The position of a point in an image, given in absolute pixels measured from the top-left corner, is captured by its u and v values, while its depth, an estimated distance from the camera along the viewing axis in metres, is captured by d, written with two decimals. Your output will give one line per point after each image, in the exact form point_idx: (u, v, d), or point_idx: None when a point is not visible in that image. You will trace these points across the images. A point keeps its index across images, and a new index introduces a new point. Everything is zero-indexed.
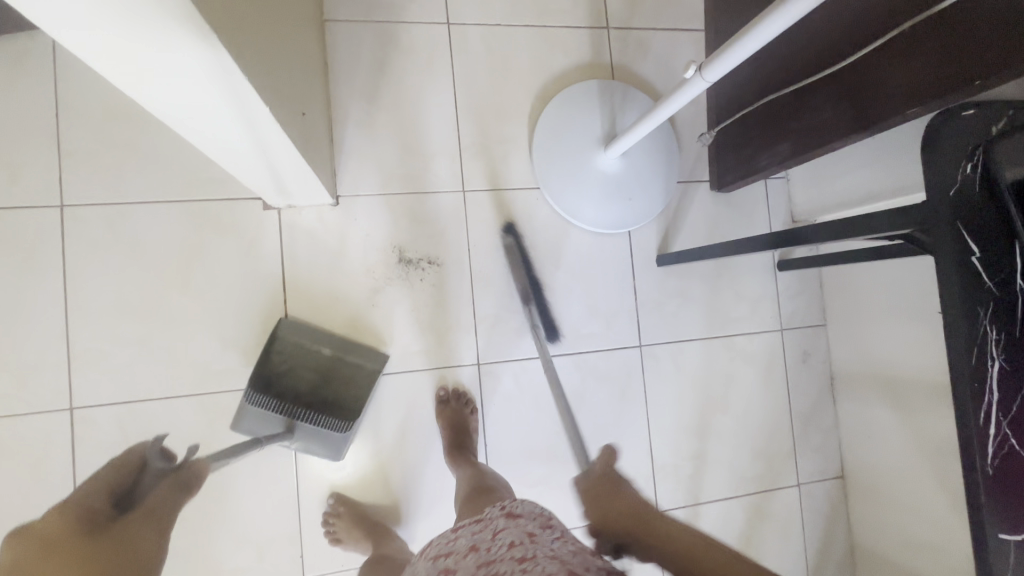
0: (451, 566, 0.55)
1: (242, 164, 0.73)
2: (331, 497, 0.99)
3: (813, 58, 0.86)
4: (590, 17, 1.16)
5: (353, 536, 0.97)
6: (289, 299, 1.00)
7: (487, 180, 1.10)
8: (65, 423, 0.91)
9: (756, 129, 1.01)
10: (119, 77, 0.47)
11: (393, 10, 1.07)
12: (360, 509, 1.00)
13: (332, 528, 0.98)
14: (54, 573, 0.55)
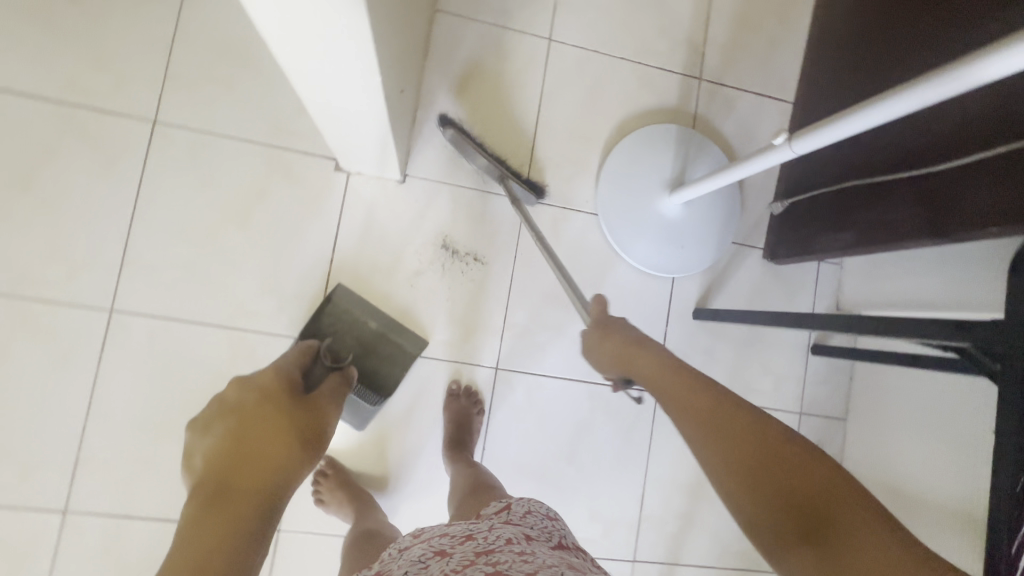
0: (446, 550, 0.56)
1: (350, 119, 0.78)
2: (324, 459, 1.01)
3: (899, 156, 0.85)
4: (685, 66, 1.18)
5: (336, 499, 0.98)
6: (335, 259, 1.03)
7: (549, 194, 1.12)
8: (100, 321, 0.94)
9: (823, 211, 1.01)
10: (258, 7, 0.50)
11: (502, 14, 1.11)
12: (348, 475, 1.00)
13: (318, 485, 0.99)
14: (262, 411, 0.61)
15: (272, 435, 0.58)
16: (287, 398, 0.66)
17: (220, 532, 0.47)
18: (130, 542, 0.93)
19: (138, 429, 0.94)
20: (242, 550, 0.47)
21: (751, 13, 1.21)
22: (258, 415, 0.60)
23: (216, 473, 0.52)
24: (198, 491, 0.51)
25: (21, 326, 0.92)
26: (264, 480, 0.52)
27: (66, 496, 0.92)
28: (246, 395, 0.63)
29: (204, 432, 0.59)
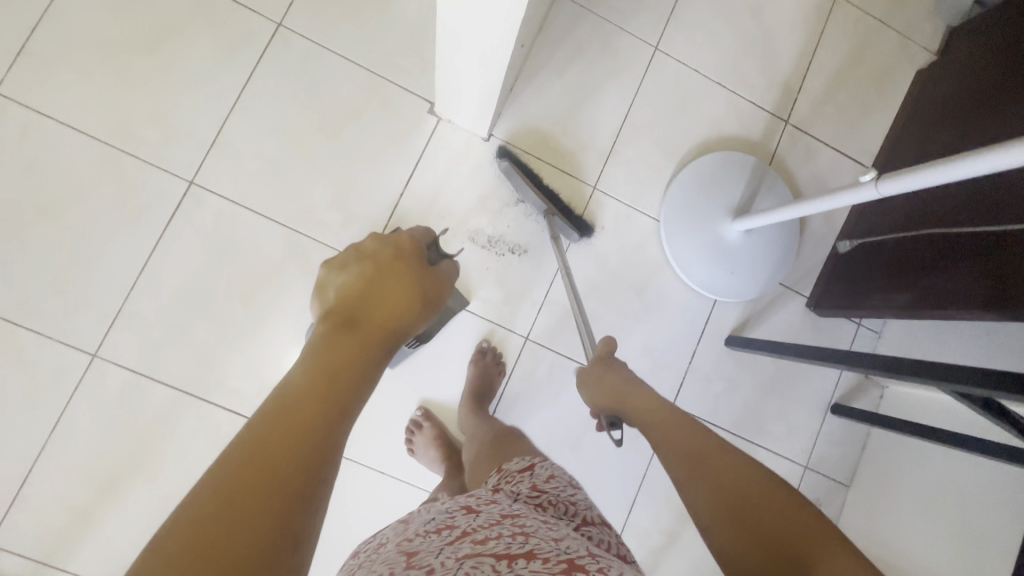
0: (473, 505, 0.59)
1: (476, 59, 0.83)
2: (420, 408, 1.06)
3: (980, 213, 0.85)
4: (775, 106, 1.22)
5: (428, 452, 1.03)
6: (405, 194, 1.06)
7: (618, 190, 1.15)
8: (177, 191, 0.98)
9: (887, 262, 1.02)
10: None
11: (618, 13, 1.15)
12: (446, 432, 1.05)
13: (412, 435, 1.05)
14: (390, 272, 0.60)
15: (396, 289, 0.58)
16: (414, 262, 0.63)
17: (345, 350, 0.47)
18: (145, 402, 0.96)
19: (183, 299, 0.98)
20: (363, 373, 0.47)
21: (850, 75, 1.25)
22: (388, 268, 0.60)
23: (348, 311, 0.53)
24: (329, 321, 0.52)
25: (105, 175, 0.97)
26: (383, 324, 0.53)
27: (100, 342, 0.95)
28: (382, 248, 0.63)
29: (340, 273, 0.60)
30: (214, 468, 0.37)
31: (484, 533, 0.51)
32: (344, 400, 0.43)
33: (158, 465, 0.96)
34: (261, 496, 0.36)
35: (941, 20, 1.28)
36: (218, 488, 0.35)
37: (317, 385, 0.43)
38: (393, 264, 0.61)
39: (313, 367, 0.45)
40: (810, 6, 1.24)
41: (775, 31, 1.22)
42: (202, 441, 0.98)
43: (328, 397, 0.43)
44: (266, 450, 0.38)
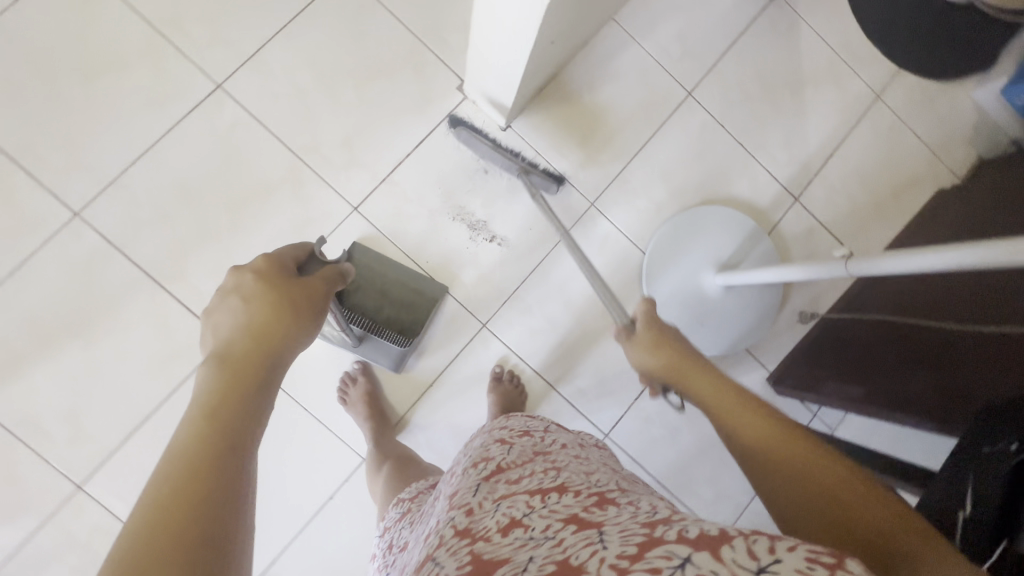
0: (510, 439, 0.61)
1: (512, 46, 0.87)
2: (358, 365, 1.07)
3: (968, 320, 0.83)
4: (790, 180, 1.23)
5: (357, 406, 1.03)
6: (412, 155, 1.09)
7: (616, 213, 1.17)
8: (204, 90, 1.03)
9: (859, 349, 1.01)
10: None
11: (663, 53, 1.19)
12: (380, 394, 1.06)
13: (346, 388, 1.05)
14: (252, 308, 0.50)
15: (263, 328, 0.49)
16: (283, 280, 0.53)
17: (238, 382, 0.46)
18: (108, 271, 0.99)
19: (176, 189, 1.01)
20: (261, 385, 0.47)
21: (870, 174, 1.26)
22: (252, 296, 0.51)
23: (234, 357, 0.47)
24: (215, 369, 0.46)
25: (145, 56, 1.02)
26: (269, 349, 0.49)
27: (87, 204, 0.99)
28: (264, 272, 0.53)
29: (213, 313, 0.50)
30: (154, 476, 0.40)
31: (519, 472, 0.53)
32: (254, 409, 0.45)
33: (100, 333, 0.98)
34: (200, 487, 0.39)
35: (972, 149, 1.30)
36: (165, 486, 0.39)
37: (219, 405, 0.44)
38: (257, 298, 0.51)
39: (215, 391, 0.44)
40: (850, 99, 1.26)
41: (809, 112, 1.25)
42: (148, 325, 1.00)
43: (236, 403, 0.44)
44: (192, 457, 0.41)
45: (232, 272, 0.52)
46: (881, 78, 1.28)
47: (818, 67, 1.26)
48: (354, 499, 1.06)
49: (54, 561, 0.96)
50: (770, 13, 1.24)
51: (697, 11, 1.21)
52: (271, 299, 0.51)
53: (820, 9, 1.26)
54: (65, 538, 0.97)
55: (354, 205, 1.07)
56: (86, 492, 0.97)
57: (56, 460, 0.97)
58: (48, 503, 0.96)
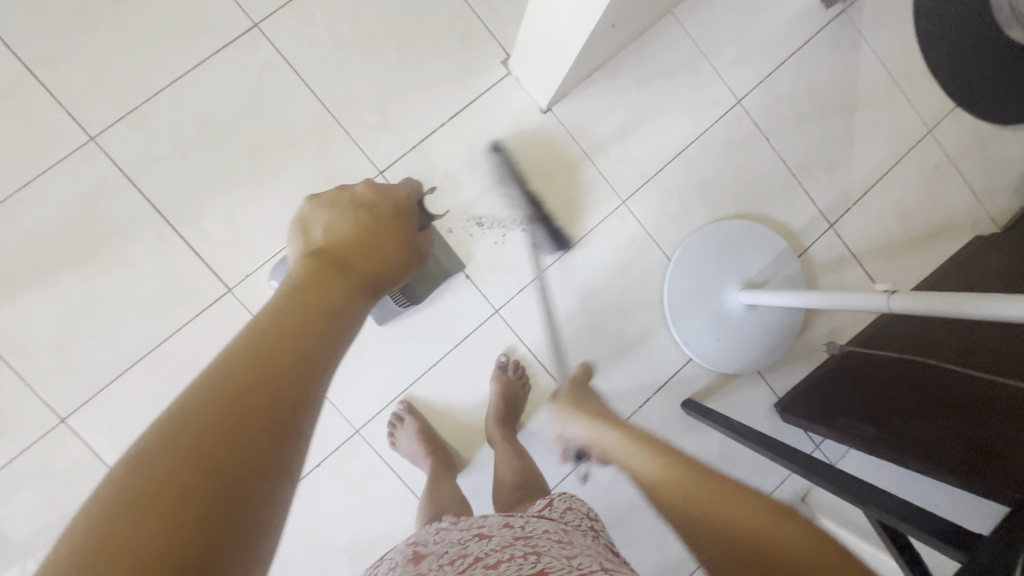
0: (486, 531, 0.62)
1: (566, 22, 0.82)
2: (403, 402, 1.03)
3: (983, 362, 0.79)
4: (827, 206, 1.19)
5: (411, 446, 0.99)
6: (445, 126, 1.04)
7: (646, 215, 1.12)
8: (239, 27, 0.98)
9: (872, 385, 0.97)
10: None
11: (718, 56, 1.14)
12: (430, 428, 1.02)
13: (395, 428, 1.02)
14: (377, 230, 0.53)
15: (379, 252, 0.52)
16: (408, 224, 0.56)
17: (332, 277, 0.45)
18: (118, 202, 0.95)
19: (198, 126, 0.97)
20: (354, 290, 0.46)
21: (909, 210, 1.22)
22: (379, 222, 0.54)
23: (334, 257, 0.48)
24: (319, 255, 0.48)
25: None
26: (372, 273, 0.50)
27: (104, 129, 0.94)
28: (381, 200, 0.56)
29: (328, 212, 0.54)
30: (241, 333, 0.38)
31: (497, 557, 0.53)
32: (345, 303, 0.44)
33: (103, 265, 0.95)
34: (275, 364, 0.37)
35: (1015, 200, 1.27)
36: (248, 345, 0.37)
37: (311, 291, 0.43)
38: (387, 225, 0.54)
39: (309, 279, 0.44)
40: (901, 130, 1.22)
41: (857, 138, 1.20)
42: (153, 263, 0.96)
43: (331, 294, 0.44)
44: (281, 325, 0.39)
45: (372, 185, 0.57)
46: (937, 113, 1.23)
47: (873, 92, 1.21)
48: (341, 473, 1.02)
49: (29, 490, 0.94)
50: (834, 29, 1.19)
51: (759, 17, 1.16)
52: (394, 231, 0.54)
53: (886, 31, 1.21)
54: (43, 469, 0.94)
55: (380, 169, 1.03)
56: (70, 425, 0.94)
57: (44, 388, 0.94)
58: (31, 430, 0.93)
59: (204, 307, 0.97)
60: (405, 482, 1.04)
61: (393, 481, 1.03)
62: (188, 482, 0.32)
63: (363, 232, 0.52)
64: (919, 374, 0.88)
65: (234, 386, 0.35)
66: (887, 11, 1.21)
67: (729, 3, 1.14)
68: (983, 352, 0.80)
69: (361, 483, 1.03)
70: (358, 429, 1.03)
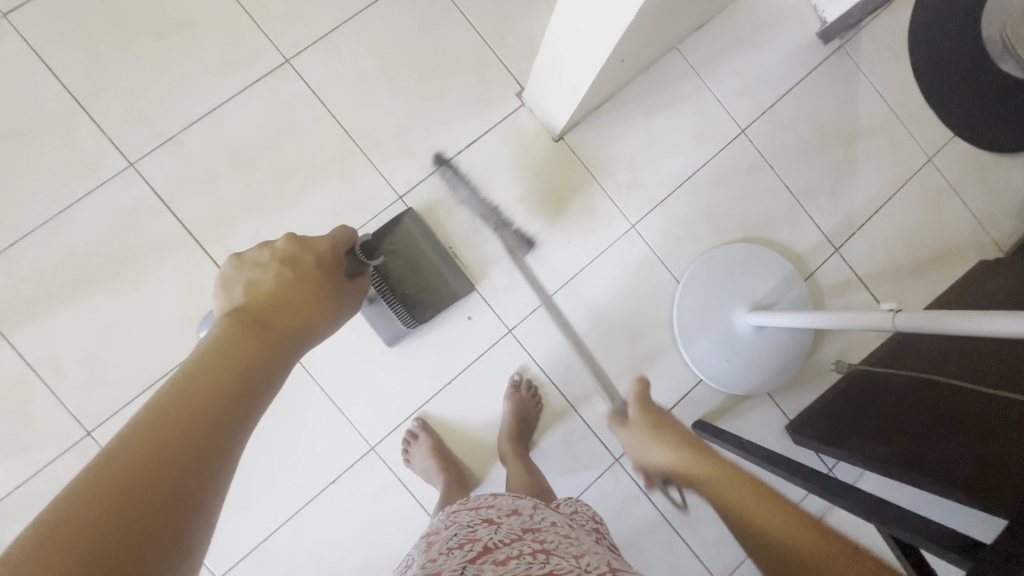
0: (496, 517, 0.64)
1: (579, 59, 0.88)
2: (418, 420, 1.05)
3: (992, 378, 0.80)
4: (832, 230, 1.22)
5: (425, 463, 1.01)
6: (461, 153, 1.10)
7: (654, 238, 1.16)
8: (271, 62, 1.05)
9: (881, 404, 0.98)
10: None
11: (721, 89, 1.20)
12: (444, 445, 1.04)
13: (409, 445, 1.03)
14: (299, 281, 0.60)
15: (302, 304, 0.59)
16: (329, 273, 0.64)
17: (245, 342, 0.52)
18: (152, 224, 1.00)
19: (229, 153, 1.03)
20: (272, 349, 0.53)
21: (913, 235, 1.25)
22: (303, 275, 0.61)
23: (253, 316, 0.55)
24: (238, 316, 0.54)
25: (220, 21, 1.04)
26: (294, 324, 0.57)
27: (142, 156, 1.00)
28: (302, 253, 0.63)
29: (251, 271, 0.60)
30: (151, 399, 0.44)
31: (506, 552, 0.54)
32: (258, 366, 0.51)
33: (135, 284, 0.99)
34: (191, 421, 0.44)
35: (1018, 224, 1.29)
36: (151, 423, 0.42)
37: (223, 360, 0.49)
38: (309, 278, 0.61)
39: (224, 346, 0.50)
40: (901, 158, 1.26)
41: (859, 165, 1.24)
42: (182, 282, 1.00)
43: (240, 358, 0.50)
44: (189, 397, 0.45)
45: (293, 240, 0.64)
46: (935, 141, 1.27)
47: (872, 121, 1.26)
48: (356, 490, 1.03)
49: None
50: (832, 63, 1.25)
51: (760, 51, 1.21)
52: (315, 279, 0.62)
53: (882, 65, 1.26)
54: (66, 482, 0.96)
55: (399, 193, 1.07)
56: (95, 439, 0.97)
57: (71, 402, 0.97)
58: (58, 443, 0.96)
59: None
60: (419, 499, 1.04)
61: (407, 499, 1.04)
62: (94, 543, 0.36)
63: (285, 286, 0.59)
64: (928, 392, 0.90)
65: (140, 449, 0.41)
66: (883, 45, 1.27)
67: (731, 39, 1.20)
68: (993, 367, 0.82)
69: (375, 500, 1.03)
70: (373, 446, 1.04)
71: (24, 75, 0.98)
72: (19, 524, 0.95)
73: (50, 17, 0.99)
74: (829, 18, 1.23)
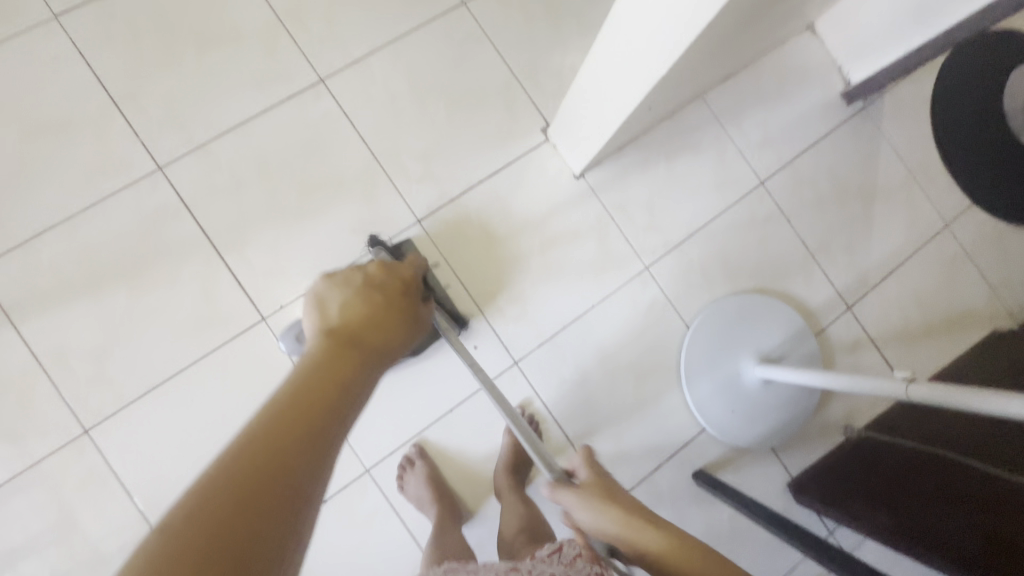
0: None
1: (607, 105, 0.90)
2: (415, 446, 1.04)
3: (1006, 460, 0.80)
4: (844, 288, 1.22)
5: (419, 491, 0.99)
6: (483, 182, 1.11)
7: (667, 281, 1.16)
8: (306, 81, 1.07)
9: (883, 474, 0.96)
10: None
11: (744, 140, 1.21)
12: (440, 475, 1.03)
13: (405, 471, 1.02)
14: (387, 297, 0.59)
15: (391, 320, 0.57)
16: (411, 294, 0.63)
17: (349, 353, 0.49)
18: (173, 228, 1.01)
19: (256, 165, 1.04)
20: (373, 360, 0.51)
21: (926, 299, 1.24)
22: (391, 293, 0.60)
23: (351, 329, 0.53)
24: (339, 327, 0.53)
25: (260, 38, 1.07)
26: (384, 341, 0.54)
27: (171, 161, 1.02)
28: (389, 277, 0.63)
29: (340, 285, 0.59)
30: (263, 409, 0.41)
31: None
32: (358, 377, 0.48)
33: (149, 285, 1.00)
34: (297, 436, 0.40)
35: None
36: (266, 430, 0.39)
37: (331, 363, 0.47)
38: (396, 297, 0.60)
39: (331, 350, 0.49)
40: (918, 221, 1.26)
41: (875, 225, 1.25)
42: (196, 287, 1.01)
43: (344, 371, 0.47)
44: (306, 397, 0.43)
45: (381, 265, 0.65)
46: (953, 207, 1.28)
47: (891, 183, 1.26)
48: (346, 512, 1.01)
49: (40, 500, 0.95)
50: (854, 124, 1.26)
51: (783, 107, 1.23)
52: (403, 299, 0.61)
53: (903, 129, 1.28)
54: (57, 479, 0.95)
55: (418, 217, 1.08)
56: (91, 438, 0.96)
57: (72, 398, 0.96)
58: (54, 438, 0.95)
59: (237, 334, 1.01)
60: (409, 528, 1.02)
61: (397, 526, 1.02)
62: None
63: (376, 301, 0.58)
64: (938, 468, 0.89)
65: (256, 463, 0.37)
66: (906, 110, 1.28)
67: (755, 93, 1.22)
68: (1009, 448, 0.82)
69: (364, 525, 1.02)
70: (367, 468, 1.03)
71: (67, 74, 1.01)
72: (6, 518, 0.94)
73: (100, 22, 1.02)
74: (854, 80, 1.25)
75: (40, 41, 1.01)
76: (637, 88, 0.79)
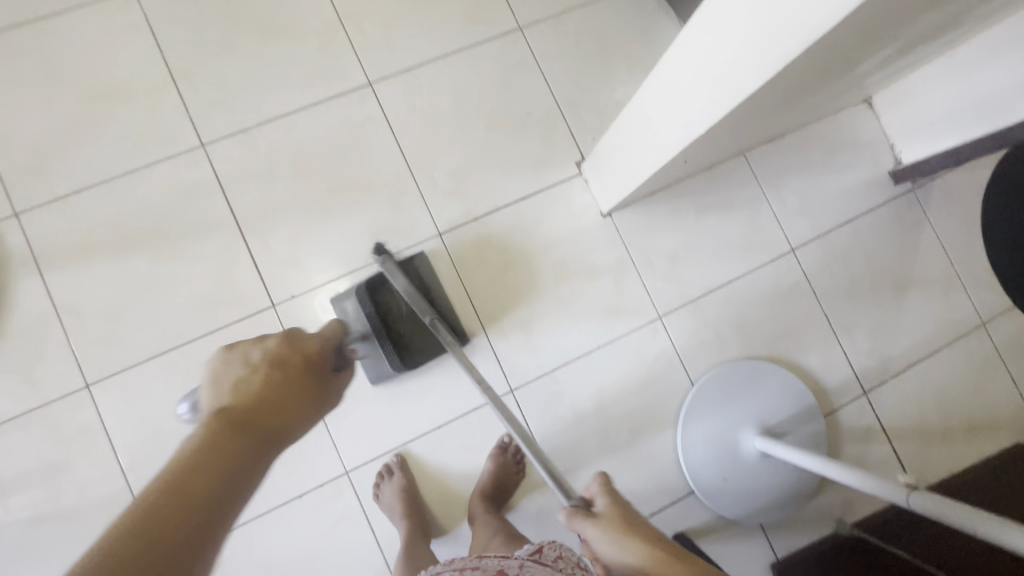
0: None
1: (643, 154, 0.90)
2: (397, 456, 1.03)
3: None
4: (863, 372, 1.17)
5: (393, 502, 0.99)
6: (509, 206, 1.11)
7: (679, 334, 1.13)
8: (355, 82, 1.10)
9: None
10: (686, 32, 0.66)
11: (780, 203, 1.19)
12: (416, 490, 1.02)
13: (382, 480, 1.02)
14: (287, 378, 0.52)
15: (286, 409, 0.50)
16: (320, 367, 0.56)
17: (223, 457, 0.43)
18: (204, 205, 1.04)
19: (293, 155, 1.07)
20: (250, 467, 0.44)
21: (949, 397, 1.18)
22: (293, 371, 0.53)
23: (233, 423, 0.47)
24: (215, 422, 0.46)
25: (319, 35, 1.10)
26: (273, 434, 0.48)
27: (213, 140, 1.06)
28: (296, 350, 0.54)
29: (236, 361, 0.52)
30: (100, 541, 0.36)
31: None
32: (233, 486, 0.42)
33: (172, 255, 1.03)
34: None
35: None
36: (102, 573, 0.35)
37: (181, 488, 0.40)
38: (298, 376, 0.53)
39: (205, 453, 0.43)
40: (953, 315, 1.21)
41: (905, 312, 1.20)
42: (215, 264, 1.03)
43: (211, 481, 0.41)
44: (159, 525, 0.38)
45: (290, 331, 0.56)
46: (992, 307, 1.22)
47: (928, 271, 1.22)
48: (319, 510, 1.01)
49: (33, 445, 0.98)
50: (899, 204, 1.22)
51: (826, 177, 1.20)
52: (306, 376, 0.54)
53: (950, 219, 1.23)
54: (52, 427, 0.98)
55: (440, 230, 1.09)
56: (90, 393, 0.99)
57: (81, 352, 1.00)
58: (57, 387, 0.99)
59: (245, 316, 1.03)
60: (377, 538, 1.01)
61: (366, 533, 1.02)
62: None
63: (272, 385, 0.51)
64: None
65: None
66: (955, 198, 1.23)
67: (800, 158, 1.20)
68: None
69: (334, 526, 1.01)
70: (347, 470, 1.03)
71: (135, 44, 1.06)
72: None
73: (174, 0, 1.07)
74: (905, 160, 1.21)
75: (116, 10, 1.06)
76: (674, 141, 0.79)
